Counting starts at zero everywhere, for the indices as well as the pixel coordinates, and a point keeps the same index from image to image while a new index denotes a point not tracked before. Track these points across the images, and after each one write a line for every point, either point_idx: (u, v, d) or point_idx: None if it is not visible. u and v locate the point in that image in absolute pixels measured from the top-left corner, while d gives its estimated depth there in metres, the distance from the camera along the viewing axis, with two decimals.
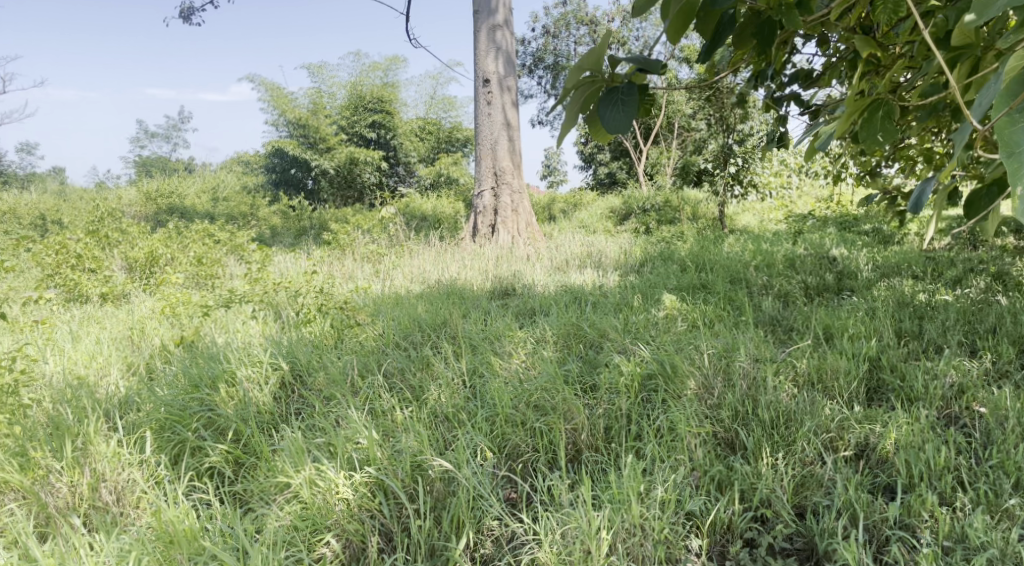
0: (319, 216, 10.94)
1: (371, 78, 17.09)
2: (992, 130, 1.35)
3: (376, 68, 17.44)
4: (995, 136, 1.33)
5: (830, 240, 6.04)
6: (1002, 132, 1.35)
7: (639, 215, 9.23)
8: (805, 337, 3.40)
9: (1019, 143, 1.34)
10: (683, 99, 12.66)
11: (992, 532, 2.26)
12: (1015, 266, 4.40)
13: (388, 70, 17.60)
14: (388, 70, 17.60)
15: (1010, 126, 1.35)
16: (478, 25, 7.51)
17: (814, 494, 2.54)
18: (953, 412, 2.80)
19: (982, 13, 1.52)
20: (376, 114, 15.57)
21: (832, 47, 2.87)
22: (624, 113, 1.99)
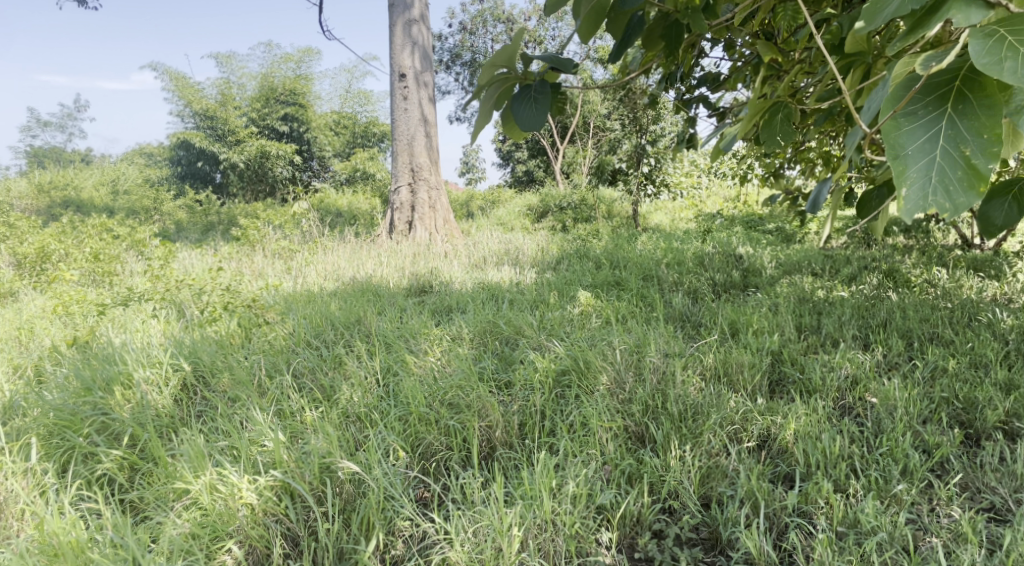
0: (228, 211, 10.60)
1: (285, 70, 16.67)
2: (879, 134, 1.37)
3: (288, 59, 17.01)
4: (882, 139, 1.34)
5: (737, 238, 6.27)
6: (888, 134, 1.36)
7: (557, 212, 9.31)
8: (712, 332, 3.50)
9: (905, 144, 1.35)
10: (598, 99, 12.90)
11: (881, 517, 2.38)
12: (904, 264, 4.68)
13: (301, 61, 17.20)
14: (302, 61, 17.20)
15: (896, 129, 1.37)
16: (394, 19, 7.41)
17: (719, 484, 2.62)
18: (847, 402, 2.94)
19: (870, 21, 1.52)
20: (289, 107, 15.34)
21: (737, 51, 2.97)
22: (537, 110, 1.97)
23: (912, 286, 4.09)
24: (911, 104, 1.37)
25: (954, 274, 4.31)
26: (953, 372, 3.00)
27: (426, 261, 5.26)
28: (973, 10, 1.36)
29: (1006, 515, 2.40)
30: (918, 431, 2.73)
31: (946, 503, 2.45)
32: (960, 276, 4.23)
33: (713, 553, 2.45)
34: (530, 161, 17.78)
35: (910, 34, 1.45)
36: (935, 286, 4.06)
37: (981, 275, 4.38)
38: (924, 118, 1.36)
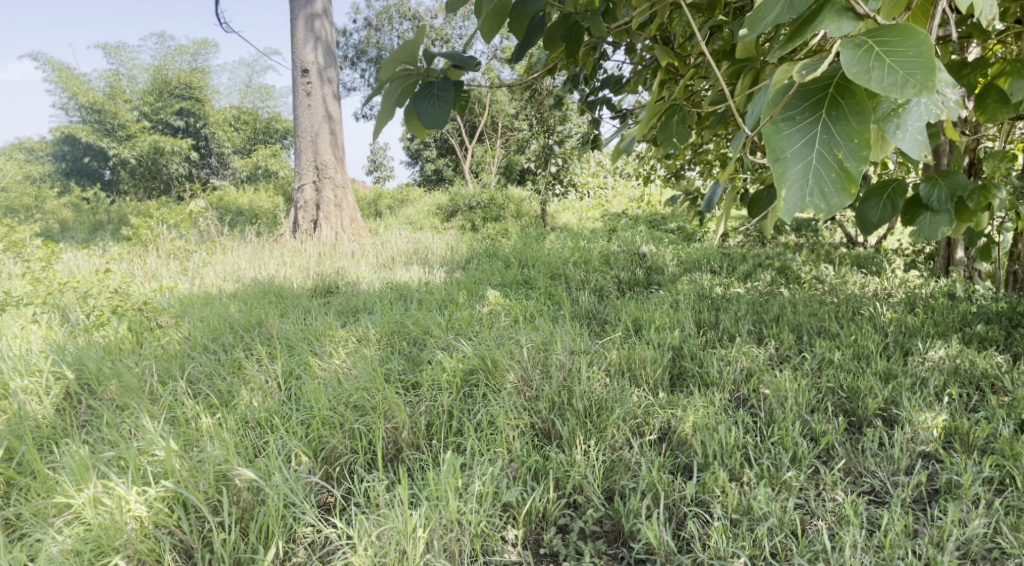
0: (119, 211, 10.10)
1: (182, 63, 16.03)
2: (761, 137, 1.41)
3: (184, 52, 16.38)
4: (763, 142, 1.38)
5: (640, 237, 6.45)
6: (768, 137, 1.41)
7: (467, 212, 9.34)
8: (617, 329, 3.59)
9: (785, 148, 1.40)
10: (506, 99, 13.00)
11: (772, 503, 2.49)
12: (795, 261, 4.93)
13: (198, 54, 16.58)
14: (198, 54, 16.58)
15: (776, 133, 1.41)
16: (295, 13, 7.27)
17: (622, 478, 2.68)
18: (742, 394, 3.07)
19: (753, 28, 1.53)
20: (184, 100, 15.32)
21: (638, 55, 3.04)
22: (439, 109, 1.95)
23: (802, 282, 4.31)
24: (791, 108, 1.42)
25: (840, 271, 4.58)
26: (838, 363, 3.18)
27: (333, 261, 5.15)
28: (845, 20, 1.45)
29: (884, 497, 2.55)
30: (806, 419, 2.87)
31: (831, 487, 2.58)
32: (845, 272, 4.49)
33: (615, 546, 2.50)
34: (443, 160, 17.75)
35: (790, 41, 1.49)
36: (823, 282, 4.30)
37: (864, 271, 4.66)
38: (803, 121, 1.41)
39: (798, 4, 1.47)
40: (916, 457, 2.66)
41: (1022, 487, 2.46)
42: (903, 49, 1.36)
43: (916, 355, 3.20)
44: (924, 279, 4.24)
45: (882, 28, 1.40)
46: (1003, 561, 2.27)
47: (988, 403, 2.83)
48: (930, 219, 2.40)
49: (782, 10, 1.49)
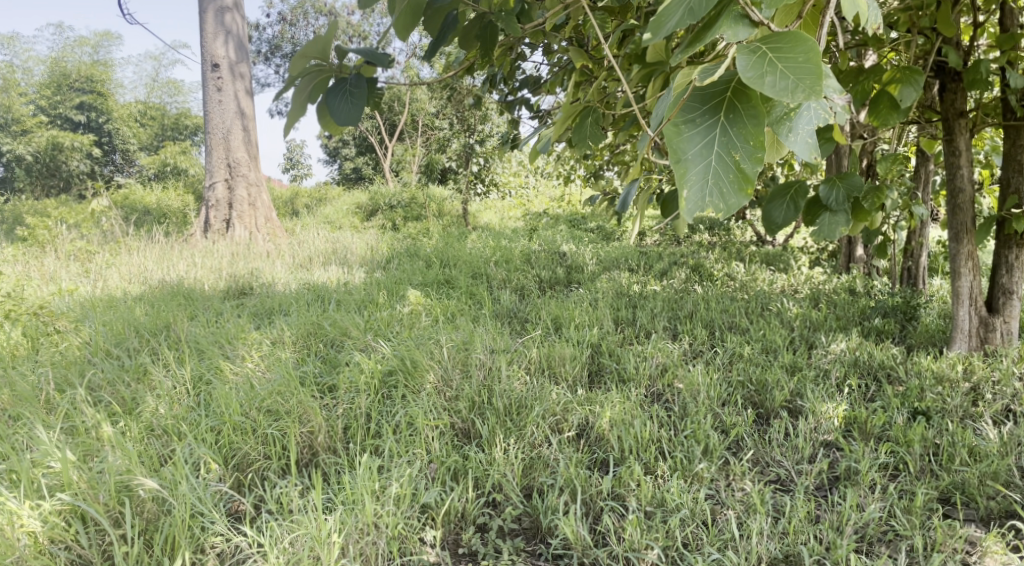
0: (14, 210, 9.59)
1: None
2: (663, 139, 1.42)
3: None
4: (666, 143, 1.38)
5: (561, 236, 6.54)
6: (670, 138, 1.41)
7: (387, 211, 9.34)
8: (537, 327, 3.62)
9: (686, 149, 1.41)
10: (425, 98, 12.97)
11: (684, 495, 2.56)
12: (708, 260, 5.10)
13: None
14: None
15: (677, 134, 1.42)
16: (205, 6, 7.10)
17: (540, 474, 2.71)
18: (658, 389, 3.14)
19: (655, 33, 1.50)
20: (86, 97, 16.23)
21: (556, 56, 3.07)
22: (353, 105, 1.89)
23: (715, 279, 4.46)
24: (690, 109, 1.43)
25: (750, 268, 4.76)
26: (748, 357, 3.29)
27: (247, 262, 5.02)
28: (740, 27, 1.46)
29: (789, 485, 2.66)
30: (718, 412, 2.97)
31: (740, 477, 2.67)
32: (755, 270, 4.67)
33: (534, 542, 2.52)
34: (363, 160, 17.58)
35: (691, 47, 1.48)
36: (734, 279, 4.45)
37: (774, 268, 4.86)
38: (702, 122, 1.42)
39: (698, 9, 1.45)
40: (819, 445, 2.78)
41: (914, 471, 2.60)
42: (794, 55, 1.39)
43: (820, 348, 3.35)
44: (828, 276, 4.46)
45: (773, 34, 1.44)
46: (896, 542, 2.40)
47: (884, 392, 2.99)
48: (829, 219, 2.52)
49: (682, 15, 1.47)
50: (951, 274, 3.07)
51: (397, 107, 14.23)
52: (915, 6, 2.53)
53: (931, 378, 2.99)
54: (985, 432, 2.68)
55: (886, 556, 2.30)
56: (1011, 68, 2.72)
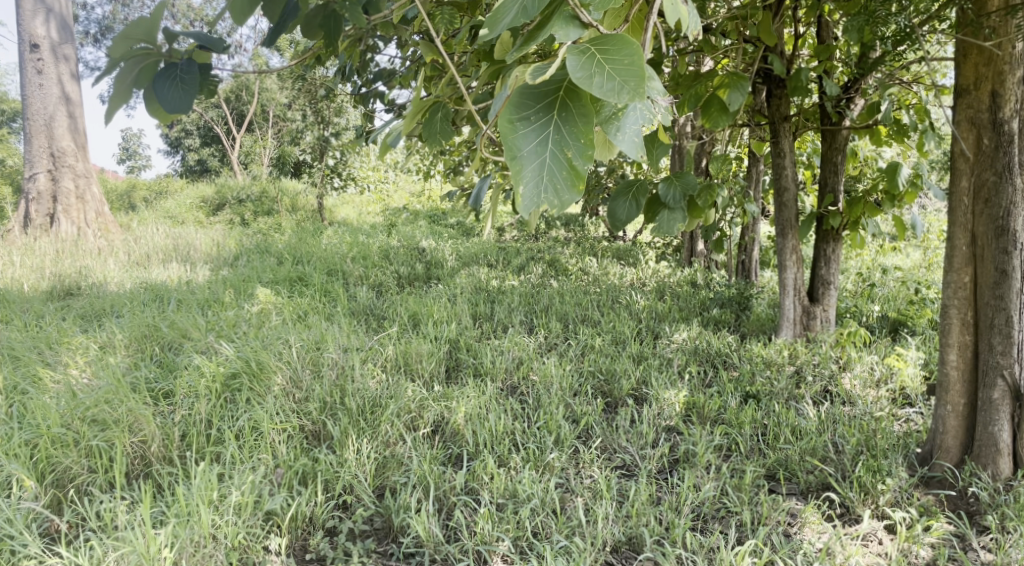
0: None
1: None
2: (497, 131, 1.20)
3: None
4: (499, 137, 1.17)
5: (421, 232, 6.55)
6: (502, 134, 1.19)
7: (235, 204, 9.13)
8: (393, 324, 3.59)
9: (520, 140, 1.20)
10: (275, 89, 12.51)
11: (535, 485, 2.60)
12: (565, 255, 5.26)
13: None
14: None
15: (511, 127, 1.21)
16: None
17: (393, 473, 2.67)
18: (513, 382, 3.20)
19: (493, 29, 1.37)
20: None
21: (410, 50, 3.02)
22: (184, 91, 1.44)
23: (570, 274, 4.61)
24: (521, 93, 1.22)
25: (603, 263, 4.95)
26: (598, 349, 3.42)
27: (73, 259, 4.64)
28: (572, 28, 1.32)
29: (634, 470, 2.76)
30: (569, 403, 3.06)
31: (589, 464, 2.75)
32: (607, 265, 4.88)
33: (385, 542, 2.48)
34: (211, 150, 16.69)
35: (524, 46, 1.35)
36: (588, 274, 4.63)
37: (624, 263, 5.10)
38: (536, 108, 1.21)
39: (531, 8, 1.33)
40: (661, 430, 2.92)
41: (744, 451, 2.78)
42: (619, 57, 1.23)
43: (665, 338, 3.54)
44: (673, 270, 4.74)
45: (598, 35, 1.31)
46: (728, 518, 2.55)
47: (720, 377, 3.20)
48: (668, 216, 2.62)
49: (517, 14, 1.34)
50: (778, 267, 3.34)
51: (253, 95, 13.68)
52: (741, 16, 2.71)
53: (761, 363, 3.23)
54: (806, 411, 2.92)
55: (718, 533, 2.43)
56: (827, 77, 2.96)
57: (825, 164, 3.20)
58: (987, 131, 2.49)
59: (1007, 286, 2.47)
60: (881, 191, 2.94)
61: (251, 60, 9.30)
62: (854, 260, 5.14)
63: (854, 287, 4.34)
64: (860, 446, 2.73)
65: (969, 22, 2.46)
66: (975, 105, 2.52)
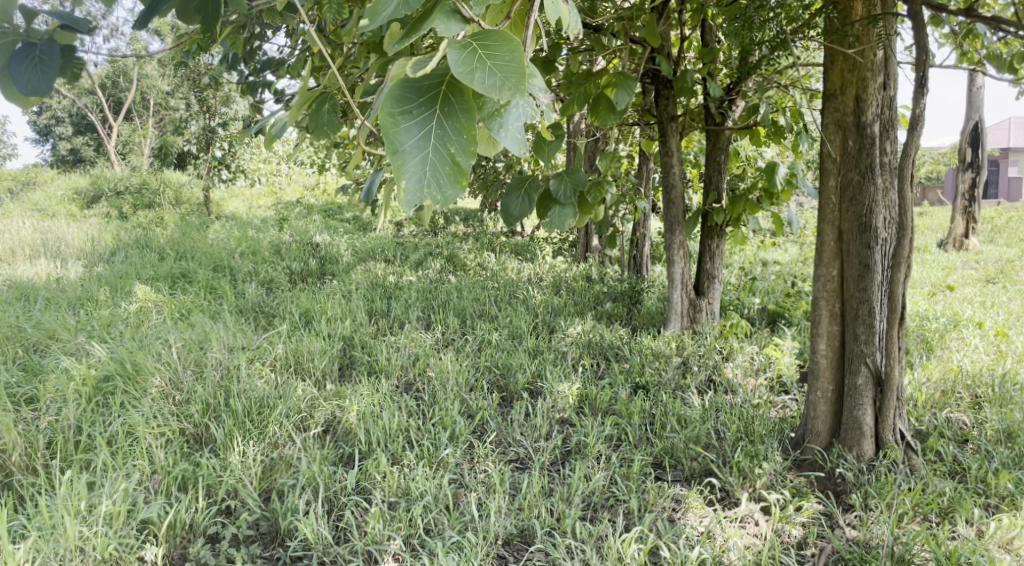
0: None
1: None
2: (377, 125, 1.10)
3: None
4: (378, 131, 1.07)
5: (314, 228, 6.47)
6: (382, 128, 1.10)
7: (112, 196, 8.71)
8: (283, 322, 3.52)
9: (401, 132, 1.10)
10: (157, 75, 11.93)
11: (428, 482, 2.57)
12: (462, 251, 5.37)
13: None
14: None
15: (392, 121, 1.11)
16: None
17: (281, 476, 2.57)
18: (409, 379, 3.18)
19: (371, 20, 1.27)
20: None
21: (299, 39, 2.92)
22: (40, 73, 1.26)
23: (468, 269, 4.70)
24: (404, 84, 1.11)
25: (502, 260, 5.04)
26: (495, 343, 3.46)
27: None
28: (454, 22, 1.21)
29: (527, 463, 2.78)
30: (465, 398, 3.06)
31: (483, 459, 2.75)
32: (504, 260, 5.01)
33: (271, 547, 2.38)
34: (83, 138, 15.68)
35: (404, 39, 1.23)
36: (485, 269, 4.74)
37: (521, 258, 5.23)
38: (418, 101, 1.11)
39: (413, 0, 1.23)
40: (555, 422, 2.97)
41: (633, 440, 2.87)
42: (501, 55, 1.15)
43: (560, 332, 3.62)
44: (568, 264, 4.91)
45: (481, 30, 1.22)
46: (616, 506, 2.60)
47: (611, 369, 3.29)
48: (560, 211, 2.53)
49: (399, 6, 1.24)
50: (667, 262, 3.46)
51: (132, 82, 12.96)
52: (628, 17, 2.80)
53: (650, 355, 3.35)
54: (691, 401, 3.04)
55: (607, 521, 2.48)
56: (711, 79, 3.08)
57: (710, 163, 3.33)
58: (852, 134, 2.65)
59: (869, 279, 2.63)
60: (761, 190, 3.09)
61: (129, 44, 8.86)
62: (737, 255, 5.40)
63: (737, 280, 4.56)
64: (740, 432, 2.86)
65: (835, 30, 2.61)
66: (841, 109, 2.67)
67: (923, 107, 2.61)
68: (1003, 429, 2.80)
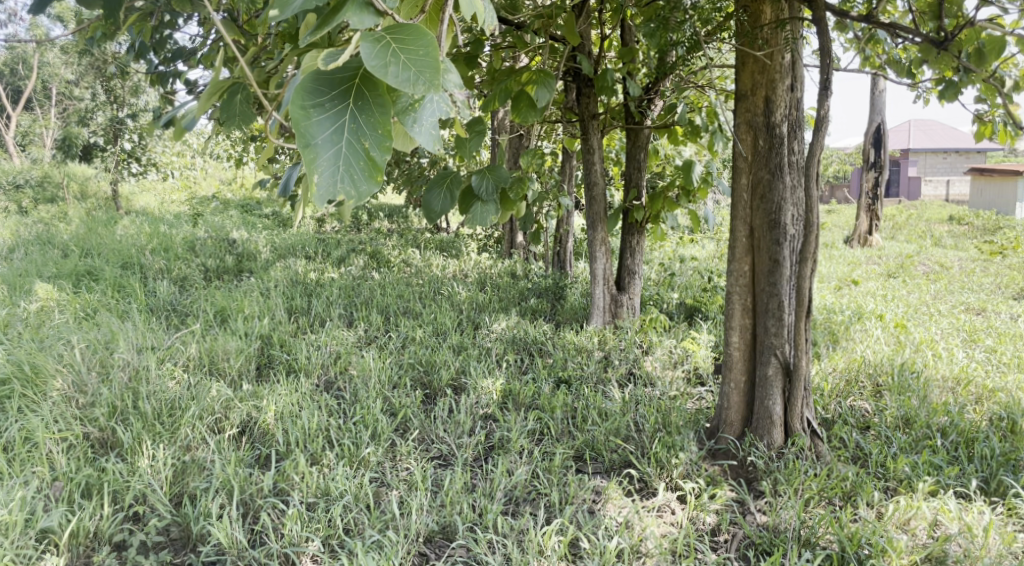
0: None
1: None
2: (290, 117, 1.00)
3: None
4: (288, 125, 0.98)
5: (231, 224, 6.33)
6: (293, 122, 1.00)
7: (12, 190, 8.29)
8: (197, 321, 3.43)
9: (311, 123, 1.01)
10: (61, 63, 11.37)
11: (349, 481, 2.52)
12: (385, 247, 5.40)
13: None
14: None
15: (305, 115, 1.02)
16: None
17: (193, 479, 2.48)
18: (330, 378, 3.14)
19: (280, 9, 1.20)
20: None
21: (213, 29, 2.82)
22: None
23: (391, 265, 4.72)
24: (315, 73, 1.02)
25: (426, 256, 5.06)
26: (418, 340, 3.46)
27: None
28: (366, 15, 1.11)
29: (450, 460, 2.77)
30: (387, 396, 3.04)
31: (405, 457, 2.72)
32: (429, 256, 5.05)
33: (182, 553, 2.29)
34: None
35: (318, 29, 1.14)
36: (410, 265, 4.76)
37: (446, 254, 5.27)
38: (332, 93, 1.02)
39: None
40: (478, 418, 2.98)
41: (555, 434, 2.90)
42: (415, 49, 1.04)
43: (484, 328, 3.65)
44: (493, 261, 4.97)
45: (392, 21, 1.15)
46: (538, 500, 2.61)
47: (535, 364, 3.34)
48: (481, 208, 2.44)
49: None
50: (589, 258, 3.51)
51: (31, 69, 12.24)
52: (547, 15, 2.83)
53: (573, 350, 3.42)
54: (612, 394, 3.11)
55: (529, 515, 2.48)
56: (631, 78, 3.14)
57: (630, 161, 3.41)
58: (762, 133, 2.74)
59: (779, 274, 2.73)
60: (678, 188, 3.18)
61: (29, 31, 8.46)
62: (658, 251, 5.56)
63: (657, 276, 4.68)
64: (658, 424, 2.93)
65: (746, 33, 2.69)
66: (752, 109, 2.75)
67: (827, 109, 2.73)
68: (901, 416, 2.96)
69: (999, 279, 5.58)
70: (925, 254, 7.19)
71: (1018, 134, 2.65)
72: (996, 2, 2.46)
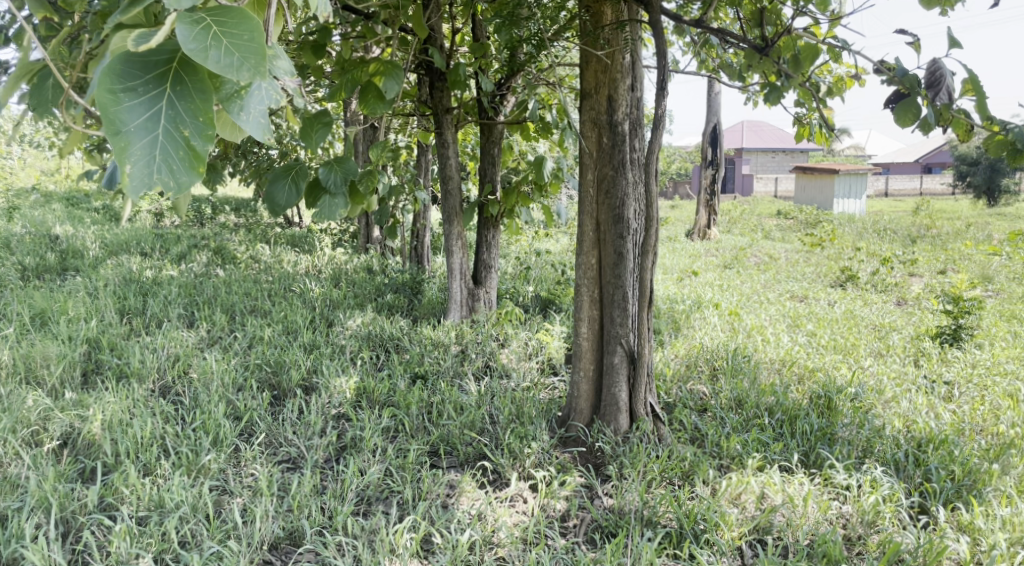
0: None
1: None
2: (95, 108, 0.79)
3: None
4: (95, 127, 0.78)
5: (55, 219, 5.84)
6: (102, 119, 0.80)
7: None
8: (10, 325, 3.16)
9: (122, 115, 0.80)
10: None
11: (186, 491, 2.36)
12: (231, 243, 5.20)
13: None
14: None
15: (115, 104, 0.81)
16: None
17: (4, 499, 2.24)
18: (167, 382, 2.96)
19: None
20: None
21: None
22: None
23: (238, 262, 4.53)
24: (124, 56, 0.82)
25: (277, 253, 4.91)
26: (266, 340, 3.35)
27: None
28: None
29: (299, 463, 2.67)
30: (232, 400, 2.90)
31: (249, 462, 2.59)
32: (279, 252, 4.91)
33: None
34: None
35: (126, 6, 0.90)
36: (259, 262, 4.59)
37: (299, 250, 5.14)
38: (148, 80, 0.81)
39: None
40: (330, 418, 2.90)
41: (409, 430, 2.87)
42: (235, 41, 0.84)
43: (338, 325, 3.60)
44: (348, 257, 4.90)
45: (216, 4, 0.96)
46: (391, 498, 2.56)
47: (390, 360, 3.32)
48: (330, 203, 2.03)
49: None
50: (446, 253, 3.54)
51: None
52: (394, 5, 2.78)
53: (428, 345, 3.43)
54: (467, 388, 3.14)
55: (381, 514, 2.43)
56: (484, 74, 3.15)
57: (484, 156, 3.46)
58: (605, 131, 2.84)
59: (623, 266, 2.85)
60: (531, 183, 3.25)
61: None
62: (515, 245, 5.68)
63: (513, 269, 4.78)
64: (512, 415, 2.98)
65: (588, 33, 2.77)
66: (596, 108, 2.84)
67: (664, 108, 2.87)
68: (734, 397, 3.18)
69: (820, 268, 6.15)
70: (759, 246, 7.82)
71: (832, 137, 2.88)
72: (810, 14, 2.67)
